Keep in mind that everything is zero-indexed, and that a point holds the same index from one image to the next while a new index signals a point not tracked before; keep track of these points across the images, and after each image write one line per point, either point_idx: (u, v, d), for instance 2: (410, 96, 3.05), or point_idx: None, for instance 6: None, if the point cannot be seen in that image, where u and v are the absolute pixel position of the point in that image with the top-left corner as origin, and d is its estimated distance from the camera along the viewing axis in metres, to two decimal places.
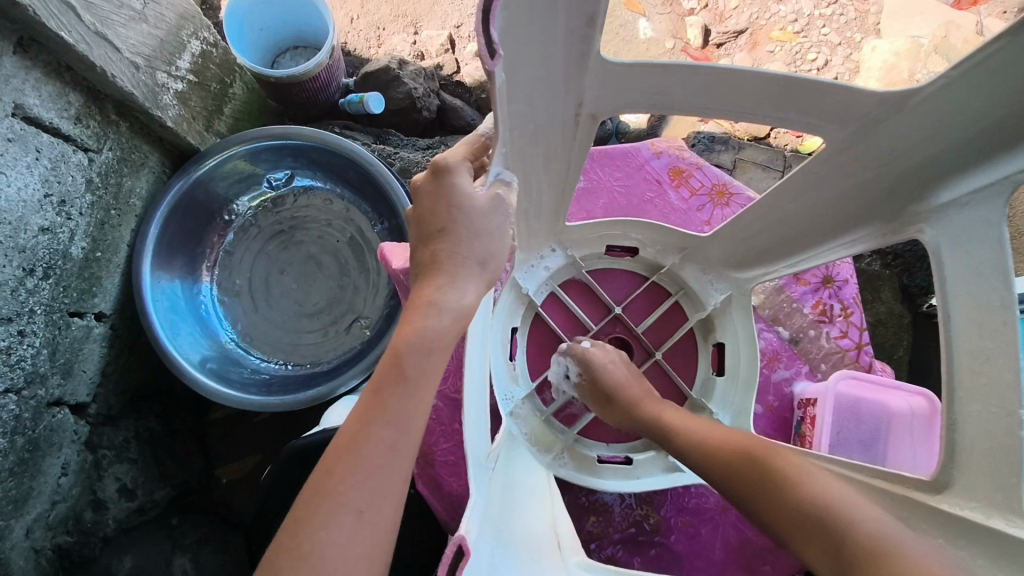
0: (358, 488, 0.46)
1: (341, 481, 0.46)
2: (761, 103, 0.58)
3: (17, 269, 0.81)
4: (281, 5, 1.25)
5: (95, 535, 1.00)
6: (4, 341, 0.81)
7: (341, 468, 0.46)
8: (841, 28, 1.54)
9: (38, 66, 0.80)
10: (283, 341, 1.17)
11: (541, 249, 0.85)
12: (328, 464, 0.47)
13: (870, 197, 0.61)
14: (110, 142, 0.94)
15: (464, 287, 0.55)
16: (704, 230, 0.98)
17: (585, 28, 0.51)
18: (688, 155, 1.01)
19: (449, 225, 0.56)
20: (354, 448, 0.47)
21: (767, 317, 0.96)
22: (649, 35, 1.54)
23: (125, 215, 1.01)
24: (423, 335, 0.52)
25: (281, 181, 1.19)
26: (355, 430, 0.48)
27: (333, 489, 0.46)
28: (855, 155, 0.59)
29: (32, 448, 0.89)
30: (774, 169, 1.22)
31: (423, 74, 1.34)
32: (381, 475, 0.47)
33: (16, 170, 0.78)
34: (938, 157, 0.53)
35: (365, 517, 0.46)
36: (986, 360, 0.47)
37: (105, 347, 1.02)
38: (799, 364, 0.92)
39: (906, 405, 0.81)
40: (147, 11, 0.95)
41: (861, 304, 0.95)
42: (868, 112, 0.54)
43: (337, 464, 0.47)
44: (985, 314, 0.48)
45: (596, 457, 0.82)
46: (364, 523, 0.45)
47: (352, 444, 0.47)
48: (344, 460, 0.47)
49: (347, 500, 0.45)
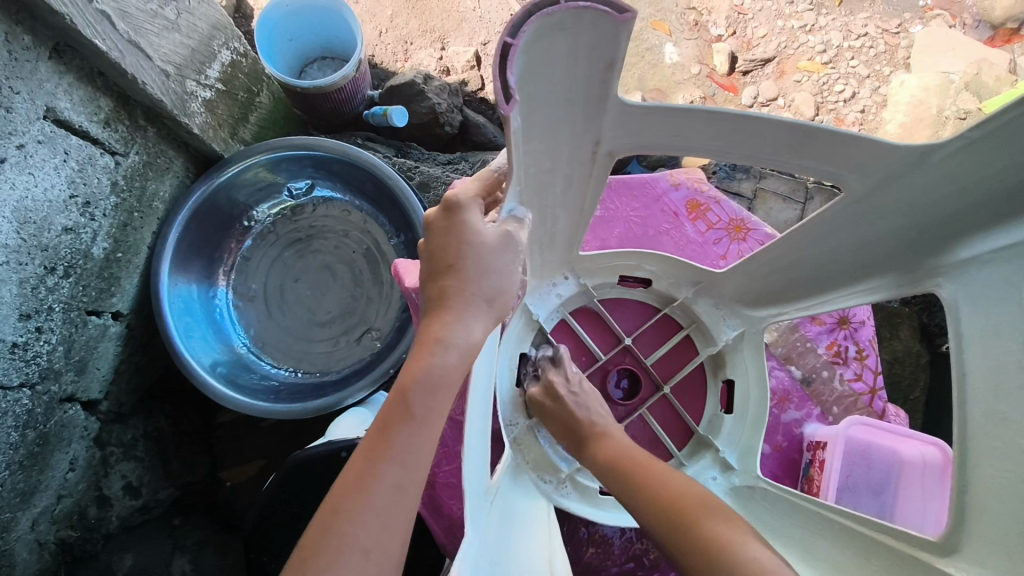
0: (366, 526, 0.46)
1: (349, 519, 0.46)
2: (780, 151, 0.58)
3: (38, 267, 0.83)
4: (311, 17, 1.27)
5: (98, 531, 1.00)
6: (21, 337, 0.82)
7: (349, 506, 0.47)
8: (870, 61, 1.53)
9: (71, 71, 0.81)
10: (294, 348, 1.17)
11: (554, 275, 0.85)
12: (335, 502, 0.48)
13: (890, 247, 0.60)
14: (137, 147, 0.95)
15: (472, 322, 0.55)
16: (719, 264, 0.97)
17: (604, 72, 0.51)
18: (706, 188, 1.00)
19: (459, 261, 0.56)
20: (361, 485, 0.48)
21: (779, 355, 0.94)
22: (675, 60, 1.54)
23: (147, 218, 1.02)
24: (430, 372, 0.52)
25: (301, 190, 1.20)
26: (362, 468, 0.49)
27: (341, 528, 0.46)
28: (876, 205, 0.59)
29: (42, 442, 0.90)
30: (795, 202, 1.20)
31: (447, 90, 1.35)
32: (387, 514, 0.47)
33: (43, 171, 0.80)
34: (959, 212, 0.52)
35: (372, 556, 0.46)
36: (1000, 425, 0.46)
37: (119, 346, 1.03)
38: (810, 406, 0.90)
39: (919, 454, 0.79)
40: (180, 21, 0.97)
41: (876, 346, 0.93)
42: (891, 165, 0.54)
43: (345, 501, 0.47)
44: (1000, 378, 0.47)
45: (598, 489, 0.80)
46: (371, 562, 0.46)
47: (360, 481, 0.48)
48: (351, 497, 0.47)
49: (353, 539, 0.46)
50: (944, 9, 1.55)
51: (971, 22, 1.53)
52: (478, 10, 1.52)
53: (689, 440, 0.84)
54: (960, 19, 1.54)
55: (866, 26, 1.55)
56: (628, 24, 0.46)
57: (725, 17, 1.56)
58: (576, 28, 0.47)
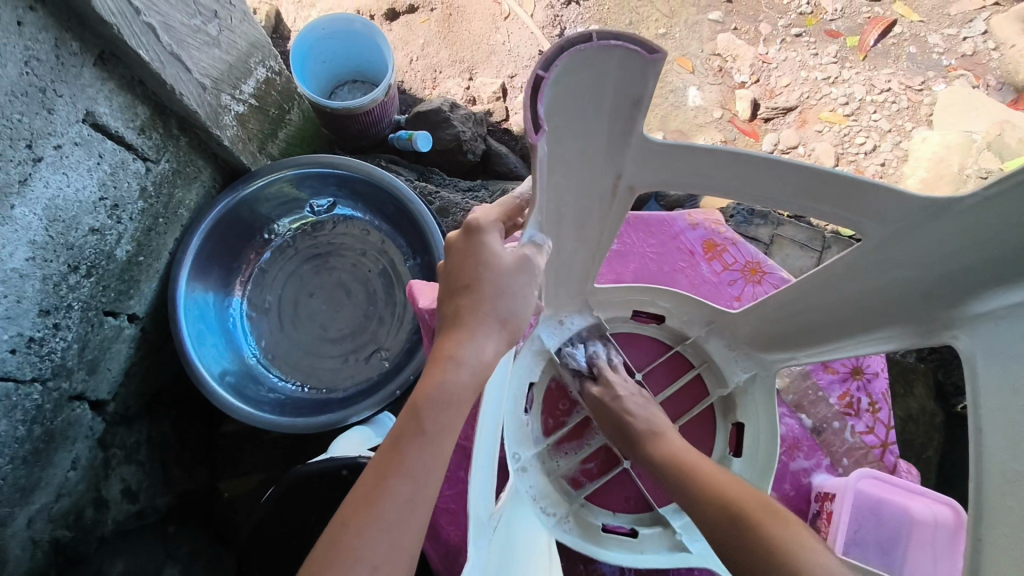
0: (375, 542, 0.46)
1: (357, 534, 0.47)
2: (801, 197, 0.59)
3: (62, 265, 0.85)
4: (346, 41, 1.31)
5: (92, 533, 0.98)
6: (39, 332, 0.84)
7: (358, 521, 0.47)
8: (892, 116, 1.54)
9: (113, 79, 0.84)
10: (303, 362, 1.18)
11: (569, 309, 0.84)
12: (344, 516, 0.48)
13: (909, 299, 0.60)
14: (168, 155, 0.98)
15: (484, 342, 0.56)
16: (732, 305, 0.97)
17: (630, 108, 0.52)
18: (724, 229, 1.00)
19: (475, 282, 0.57)
20: (372, 499, 0.48)
21: (790, 402, 0.93)
22: (698, 104, 1.56)
23: (171, 224, 1.04)
24: (441, 389, 0.53)
25: (323, 208, 1.23)
26: (373, 483, 0.49)
27: (349, 542, 0.46)
28: (893, 253, 0.59)
29: (48, 439, 0.90)
30: (812, 250, 1.20)
31: (473, 119, 1.37)
32: (396, 530, 0.47)
33: (77, 172, 0.82)
34: (976, 266, 0.53)
35: (380, 572, 0.46)
36: (1014, 481, 0.45)
37: (132, 349, 1.04)
38: (820, 456, 0.89)
39: (930, 513, 0.76)
40: (221, 37, 0.99)
41: (890, 400, 0.92)
42: (910, 214, 0.55)
43: (355, 516, 0.47)
44: (1016, 434, 0.46)
45: (600, 526, 0.79)
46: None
47: (370, 496, 0.48)
48: (362, 512, 0.47)
49: (361, 555, 0.46)
50: (967, 69, 1.57)
51: (995, 84, 1.55)
52: (508, 44, 1.57)
53: None
54: (984, 80, 1.55)
55: (889, 82, 1.56)
56: (656, 64, 0.47)
57: (749, 65, 1.59)
58: (606, 64, 0.48)
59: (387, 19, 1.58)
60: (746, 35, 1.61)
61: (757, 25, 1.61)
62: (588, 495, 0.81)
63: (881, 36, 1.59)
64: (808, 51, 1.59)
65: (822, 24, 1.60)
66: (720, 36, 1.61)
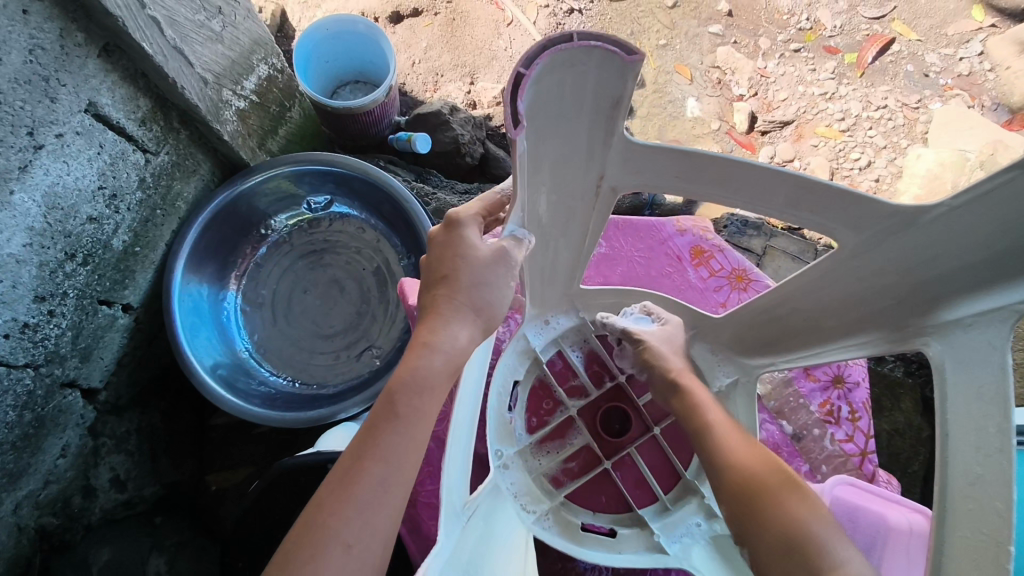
0: (348, 523, 0.47)
1: (332, 514, 0.48)
2: (778, 202, 0.61)
3: (59, 252, 0.86)
4: (349, 42, 1.33)
5: (79, 522, 1.00)
6: (33, 318, 0.85)
7: (333, 503, 0.48)
8: (887, 133, 1.56)
9: (116, 70, 0.86)
10: (295, 358, 1.19)
11: (554, 309, 0.87)
12: (320, 499, 0.49)
13: (883, 305, 0.61)
14: (168, 147, 0.99)
15: (458, 329, 0.57)
16: (718, 311, 0.98)
17: (611, 109, 0.53)
18: (712, 236, 1.02)
19: (452, 273, 0.58)
20: (347, 483, 0.49)
21: (771, 409, 0.94)
22: (696, 114, 1.58)
23: (169, 216, 1.05)
24: (415, 374, 0.54)
25: (320, 205, 1.24)
26: (349, 466, 0.50)
27: (323, 524, 0.47)
28: (867, 260, 0.60)
29: (38, 425, 0.91)
30: (803, 261, 1.21)
31: (472, 122, 1.39)
32: (370, 511, 0.48)
33: (77, 161, 0.84)
34: (949, 273, 0.54)
35: (353, 551, 0.47)
36: (975, 486, 0.46)
37: (125, 338, 1.05)
38: (799, 462, 0.90)
39: (906, 521, 0.78)
40: (224, 34, 1.01)
41: (870, 410, 0.93)
42: (882, 222, 0.56)
43: (330, 498, 0.49)
44: (979, 438, 0.48)
45: (580, 524, 0.79)
46: (352, 558, 0.47)
47: (345, 479, 0.49)
48: (337, 494, 0.49)
49: (334, 534, 0.47)
50: (963, 89, 1.59)
51: (990, 105, 1.57)
52: (510, 50, 1.59)
53: (675, 485, 0.82)
54: (979, 100, 1.58)
55: (886, 99, 1.58)
56: (635, 66, 0.49)
57: (747, 78, 1.61)
58: (586, 64, 0.50)
59: (392, 22, 1.59)
60: (745, 49, 1.63)
61: (757, 39, 1.63)
62: (569, 494, 0.82)
63: (879, 53, 1.61)
64: (806, 67, 1.61)
65: (821, 40, 1.63)
66: (720, 48, 1.63)
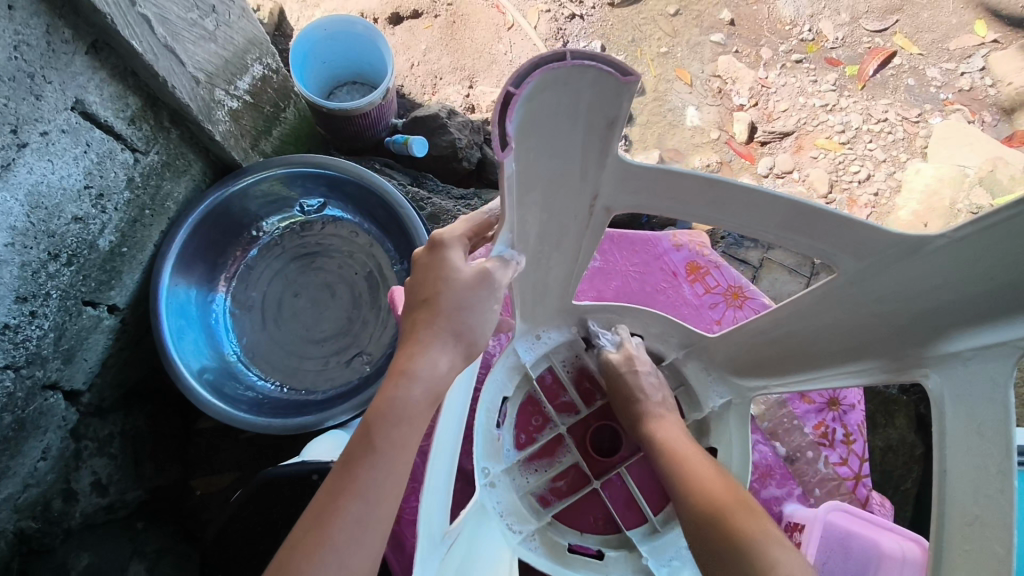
0: (323, 565, 0.46)
1: (307, 557, 0.46)
2: (777, 225, 0.59)
3: (42, 252, 0.84)
4: (347, 43, 1.31)
5: (59, 526, 0.97)
6: (13, 319, 0.83)
7: (308, 542, 0.47)
8: (887, 146, 1.55)
9: (105, 68, 0.84)
10: (284, 363, 1.17)
11: (546, 324, 0.85)
12: (296, 537, 0.48)
13: (881, 335, 0.60)
14: (158, 146, 0.97)
15: (437, 355, 0.55)
16: (713, 328, 0.96)
17: (605, 130, 0.52)
18: (708, 252, 1.00)
19: (433, 296, 0.56)
20: (322, 520, 0.48)
21: (765, 430, 0.93)
22: (695, 123, 1.57)
23: (158, 217, 1.03)
24: (393, 405, 0.52)
25: (313, 207, 1.22)
26: (325, 502, 0.49)
27: (298, 565, 0.46)
28: (866, 288, 0.59)
29: (18, 427, 0.88)
30: (800, 275, 1.20)
31: (470, 127, 1.37)
32: (347, 551, 0.47)
33: (62, 159, 0.82)
34: (946, 306, 0.53)
35: None
36: (974, 525, 0.46)
37: (110, 339, 1.03)
38: (791, 485, 0.89)
39: (898, 547, 0.76)
40: (218, 32, 0.99)
41: (865, 432, 0.91)
42: (883, 250, 0.55)
43: (305, 537, 0.47)
44: (979, 478, 0.47)
45: (566, 545, 0.78)
46: None
47: (320, 517, 0.48)
48: (312, 532, 0.47)
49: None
50: (964, 104, 1.58)
51: (991, 120, 1.56)
52: (510, 54, 1.57)
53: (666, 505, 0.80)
54: (979, 116, 1.57)
55: (886, 112, 1.57)
56: (631, 86, 0.48)
57: (748, 88, 1.59)
58: (580, 84, 0.48)
59: (391, 22, 1.58)
60: (747, 58, 1.62)
61: (759, 49, 1.62)
62: (557, 513, 0.80)
63: (881, 66, 1.60)
64: (808, 78, 1.60)
65: (822, 52, 1.61)
66: (722, 57, 1.62)
